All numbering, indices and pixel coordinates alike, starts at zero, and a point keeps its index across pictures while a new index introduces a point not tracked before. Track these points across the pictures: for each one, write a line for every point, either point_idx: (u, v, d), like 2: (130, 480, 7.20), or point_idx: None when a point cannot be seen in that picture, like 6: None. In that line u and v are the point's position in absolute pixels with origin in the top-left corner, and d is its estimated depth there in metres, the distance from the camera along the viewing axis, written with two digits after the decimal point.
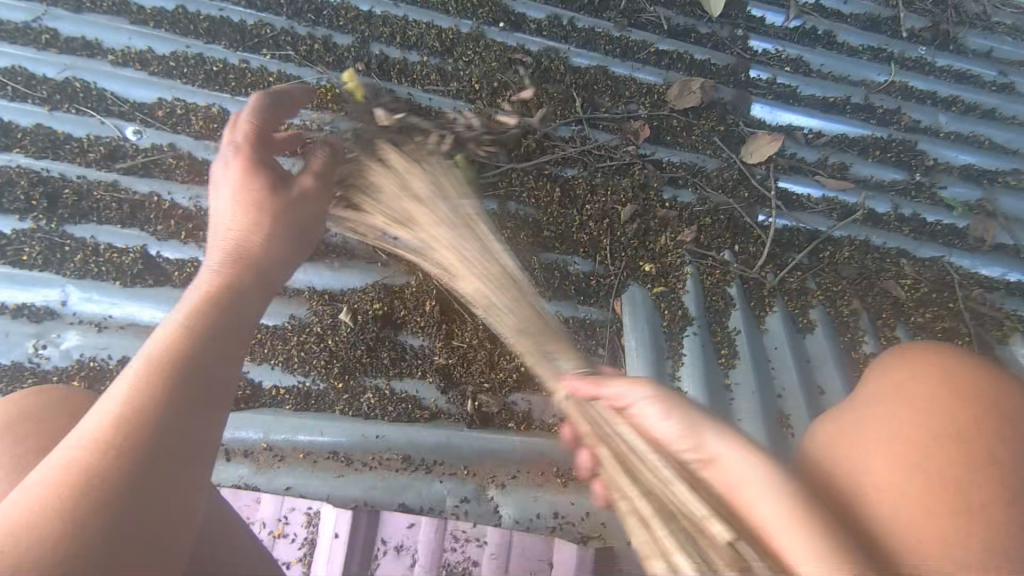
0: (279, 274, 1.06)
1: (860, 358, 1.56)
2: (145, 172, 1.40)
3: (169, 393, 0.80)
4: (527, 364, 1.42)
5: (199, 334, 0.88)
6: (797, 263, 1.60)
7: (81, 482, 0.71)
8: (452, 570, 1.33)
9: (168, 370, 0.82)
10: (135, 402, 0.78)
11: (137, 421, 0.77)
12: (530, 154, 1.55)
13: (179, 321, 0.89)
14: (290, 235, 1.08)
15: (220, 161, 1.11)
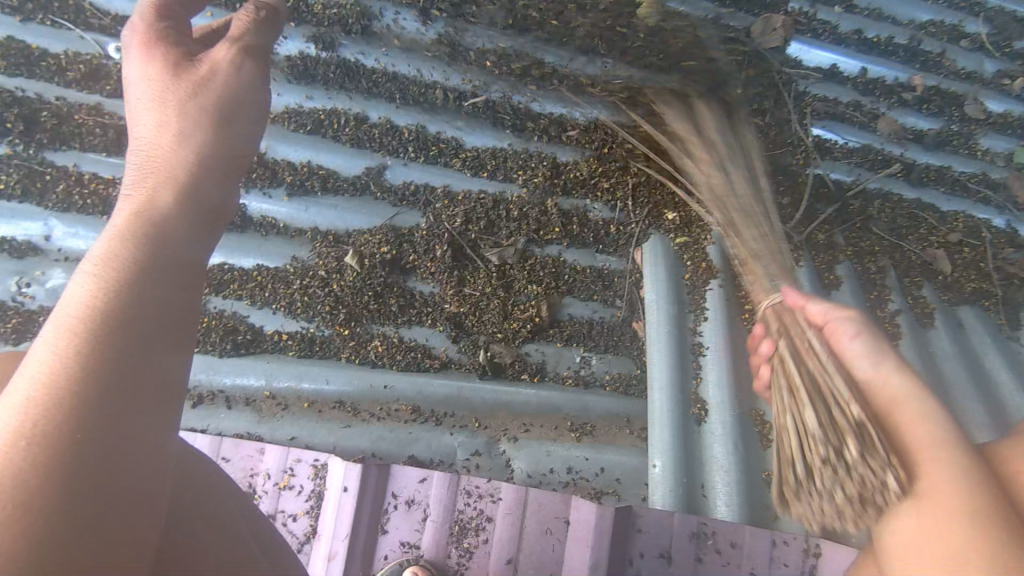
0: (229, 188, 0.95)
1: (886, 316, 1.52)
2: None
3: (105, 344, 0.65)
4: (542, 315, 1.38)
5: (140, 272, 0.73)
6: (824, 216, 1.51)
7: (30, 460, 0.57)
8: (465, 526, 1.25)
9: (105, 311, 0.68)
10: (74, 354, 0.64)
11: (74, 380, 0.62)
12: (547, 91, 1.44)
13: (110, 250, 0.74)
14: (217, 141, 0.94)
15: (127, 59, 0.97)
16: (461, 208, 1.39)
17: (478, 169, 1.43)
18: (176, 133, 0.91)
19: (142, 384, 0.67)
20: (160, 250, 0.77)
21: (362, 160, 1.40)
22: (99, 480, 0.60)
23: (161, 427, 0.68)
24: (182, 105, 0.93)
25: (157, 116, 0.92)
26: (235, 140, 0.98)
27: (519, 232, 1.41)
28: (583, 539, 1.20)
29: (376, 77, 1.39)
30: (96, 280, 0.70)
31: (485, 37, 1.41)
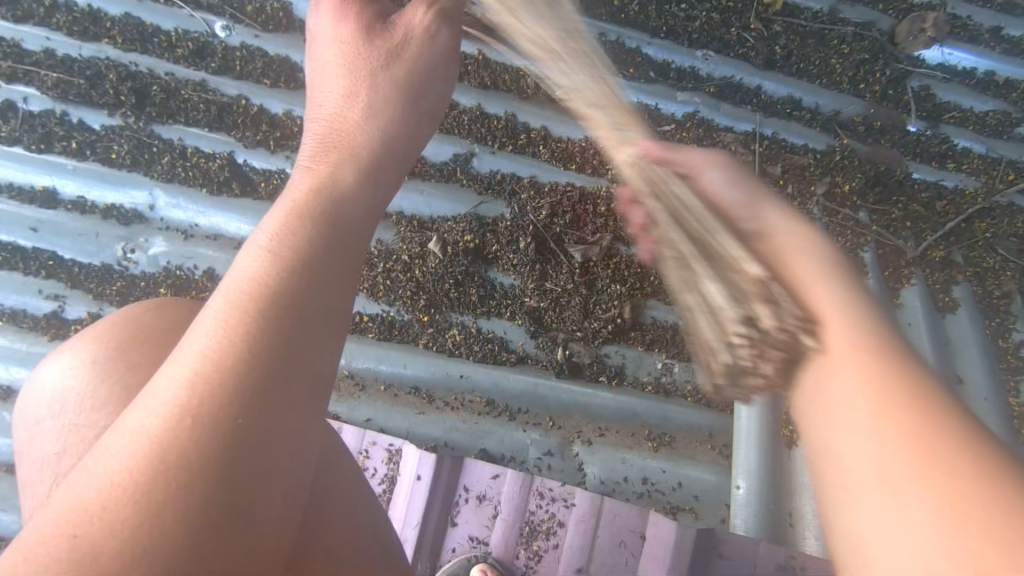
0: (403, 166, 0.88)
1: (1008, 348, 1.37)
2: (234, 74, 1.31)
3: (270, 317, 0.61)
4: (624, 317, 1.32)
5: (305, 243, 0.68)
6: (946, 232, 1.37)
7: (159, 471, 0.52)
8: (535, 529, 1.22)
9: (275, 284, 0.64)
10: (222, 343, 0.59)
11: (240, 352, 0.58)
12: (646, 84, 1.39)
13: (281, 218, 0.71)
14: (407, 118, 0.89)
15: (316, 17, 0.91)
16: (547, 200, 1.35)
17: (567, 161, 1.38)
18: (362, 102, 0.86)
19: (304, 363, 0.62)
20: (329, 221, 0.72)
21: (453, 147, 1.38)
22: (252, 460, 0.55)
23: (313, 407, 0.63)
24: (373, 76, 0.87)
25: (339, 88, 0.88)
26: (417, 117, 0.90)
27: (605, 229, 1.34)
28: (662, 559, 1.15)
29: (471, 64, 1.36)
30: (263, 247, 0.67)
31: (583, 26, 1.36)
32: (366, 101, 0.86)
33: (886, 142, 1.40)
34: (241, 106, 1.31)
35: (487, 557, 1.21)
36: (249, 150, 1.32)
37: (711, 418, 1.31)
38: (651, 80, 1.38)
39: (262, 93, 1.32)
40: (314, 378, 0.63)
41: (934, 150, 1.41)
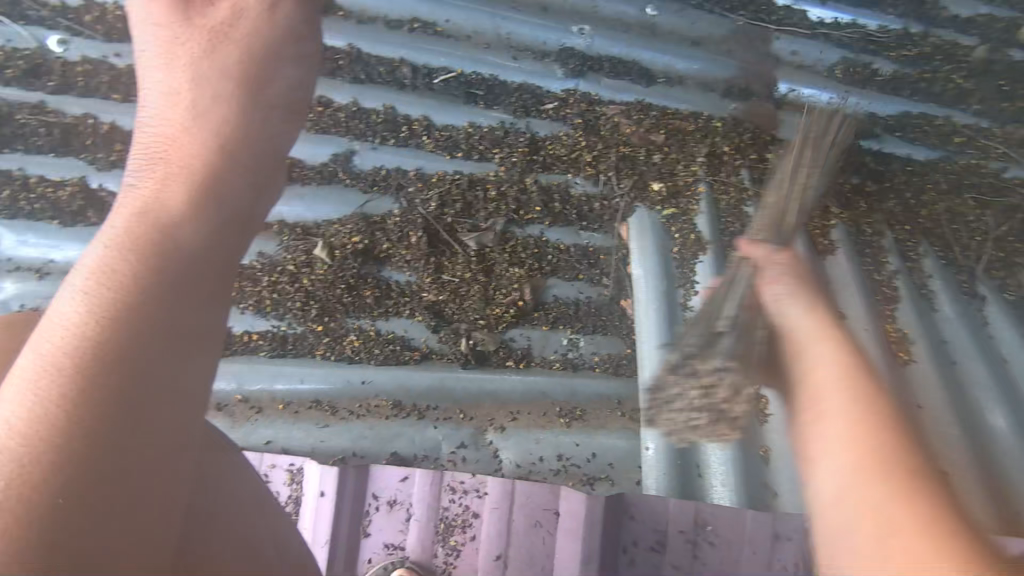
0: (260, 148, 1.02)
1: (883, 280, 1.46)
2: (78, 88, 1.21)
3: (88, 398, 0.61)
4: (525, 300, 1.33)
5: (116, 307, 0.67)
6: (831, 181, 1.44)
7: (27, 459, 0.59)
8: (450, 524, 1.23)
9: (80, 359, 0.63)
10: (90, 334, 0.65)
11: (58, 428, 0.60)
12: (525, 63, 1.39)
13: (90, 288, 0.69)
14: (235, 112, 0.99)
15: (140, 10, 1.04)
16: (435, 191, 1.33)
17: (454, 149, 1.35)
18: (212, 127, 0.96)
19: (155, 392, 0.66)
20: (168, 247, 0.74)
21: (332, 145, 1.33)
22: (98, 530, 0.59)
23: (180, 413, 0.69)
24: (197, 67, 0.99)
25: (169, 106, 0.97)
26: (262, 109, 1.04)
27: (496, 214, 1.34)
28: (571, 530, 1.19)
29: (349, 59, 1.32)
30: (65, 326, 0.66)
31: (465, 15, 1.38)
32: (204, 120, 0.96)
33: (757, 96, 1.48)
34: (89, 126, 1.21)
35: (405, 561, 1.23)
36: (104, 172, 1.23)
37: (619, 386, 1.35)
38: (528, 56, 1.39)
39: (112, 109, 1.22)
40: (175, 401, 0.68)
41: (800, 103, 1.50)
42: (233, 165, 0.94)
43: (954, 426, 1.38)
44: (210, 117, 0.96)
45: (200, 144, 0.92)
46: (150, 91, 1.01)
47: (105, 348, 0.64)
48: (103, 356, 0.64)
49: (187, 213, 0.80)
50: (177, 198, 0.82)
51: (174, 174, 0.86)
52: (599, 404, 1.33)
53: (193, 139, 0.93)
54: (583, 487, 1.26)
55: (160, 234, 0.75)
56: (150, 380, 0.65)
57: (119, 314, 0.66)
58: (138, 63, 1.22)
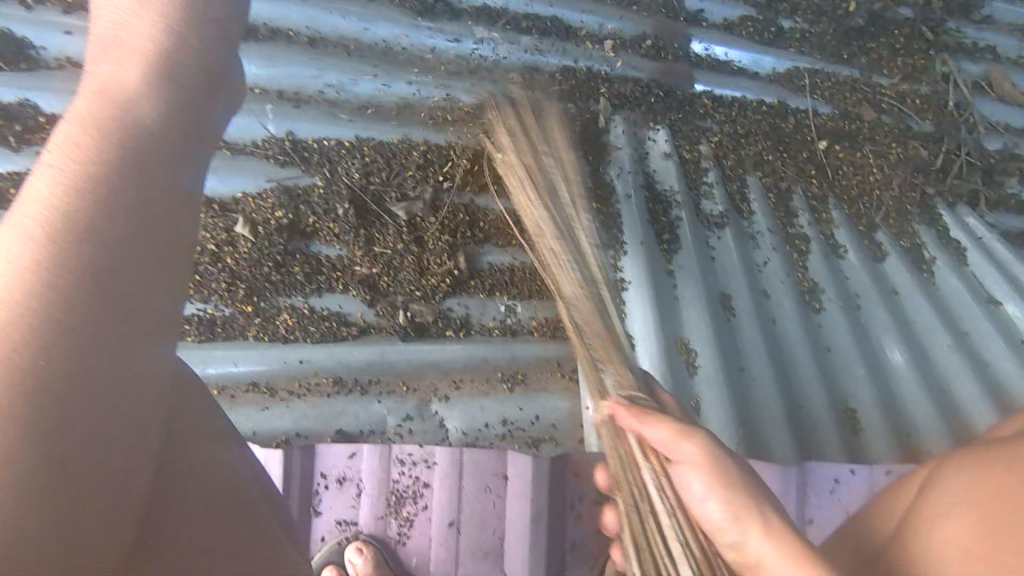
0: (219, 51, 1.01)
1: (796, 234, 1.54)
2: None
3: (63, 331, 0.66)
4: (460, 268, 1.33)
5: (81, 242, 0.71)
6: (743, 139, 1.52)
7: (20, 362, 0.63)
8: (401, 496, 1.26)
9: (46, 282, 0.67)
10: (61, 233, 0.70)
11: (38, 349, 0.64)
12: (447, 25, 1.38)
13: (46, 210, 0.72)
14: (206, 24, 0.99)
15: None
16: (362, 159, 1.31)
17: (373, 113, 1.34)
18: (166, 29, 0.94)
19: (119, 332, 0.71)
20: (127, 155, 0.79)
21: (245, 117, 1.29)
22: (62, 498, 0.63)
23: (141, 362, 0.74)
24: None
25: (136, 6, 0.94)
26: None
27: (425, 181, 1.33)
28: (522, 492, 1.25)
29: (269, 25, 1.31)
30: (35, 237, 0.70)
31: None
32: (152, 23, 0.93)
33: (675, 55, 1.52)
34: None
35: (359, 534, 1.28)
36: None
37: (559, 348, 1.34)
38: (443, 17, 1.38)
39: None
40: (139, 348, 0.74)
41: (717, 63, 1.55)
42: (189, 77, 0.92)
43: (861, 364, 1.47)
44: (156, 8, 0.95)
45: (148, 49, 0.91)
46: (104, 13, 0.96)
47: (70, 272, 0.69)
48: (71, 297, 0.68)
49: (135, 118, 0.82)
50: (126, 114, 0.82)
51: (122, 84, 0.85)
52: (540, 367, 1.33)
53: (142, 44, 0.91)
54: (528, 449, 1.28)
55: (123, 123, 0.81)
56: (112, 322, 0.70)
57: (79, 247, 0.70)
58: (8, 25, 1.19)
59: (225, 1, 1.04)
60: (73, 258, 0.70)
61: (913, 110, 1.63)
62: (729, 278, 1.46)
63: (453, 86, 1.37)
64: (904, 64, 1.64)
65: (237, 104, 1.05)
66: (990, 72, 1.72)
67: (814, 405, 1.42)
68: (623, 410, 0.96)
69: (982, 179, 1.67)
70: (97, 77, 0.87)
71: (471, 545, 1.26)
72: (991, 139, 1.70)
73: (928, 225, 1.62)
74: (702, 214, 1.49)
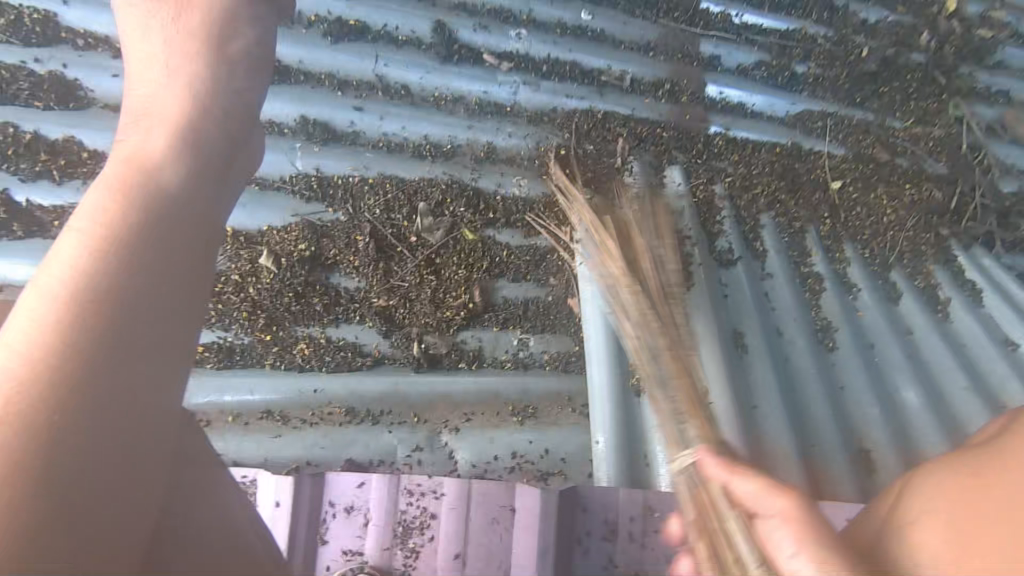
0: (236, 113, 1.16)
1: (811, 274, 1.54)
2: (20, 102, 1.26)
3: (80, 369, 0.74)
4: (475, 301, 1.35)
5: (102, 300, 0.79)
6: (755, 178, 1.55)
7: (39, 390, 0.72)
8: (409, 526, 1.24)
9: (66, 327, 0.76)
10: (84, 285, 0.79)
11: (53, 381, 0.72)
12: (469, 69, 1.45)
13: (75, 266, 0.81)
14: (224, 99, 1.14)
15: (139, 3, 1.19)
16: (383, 195, 1.36)
17: (394, 152, 1.40)
18: (193, 103, 1.11)
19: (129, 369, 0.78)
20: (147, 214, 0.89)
21: (274, 154, 1.36)
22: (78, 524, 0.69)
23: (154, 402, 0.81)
24: (186, 42, 1.16)
25: (167, 80, 1.12)
26: (228, 69, 1.18)
27: (444, 217, 1.37)
28: (530, 525, 1.21)
29: (300, 70, 1.38)
30: (60, 293, 0.78)
31: (410, 25, 1.43)
32: (179, 93, 1.11)
33: (687, 98, 1.57)
34: (27, 139, 1.26)
35: (364, 566, 1.23)
36: (28, 184, 1.26)
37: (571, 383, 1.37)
38: (465, 62, 1.45)
39: (36, 117, 1.27)
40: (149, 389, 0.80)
41: (729, 106, 1.59)
42: (210, 149, 1.06)
43: (878, 404, 1.45)
44: (182, 82, 1.13)
45: (177, 122, 1.06)
46: (140, 83, 1.13)
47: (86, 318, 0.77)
48: (84, 339, 0.76)
49: (159, 183, 0.94)
50: (153, 180, 0.94)
51: (150, 153, 0.98)
52: (551, 400, 1.35)
53: (172, 116, 1.07)
54: (537, 483, 1.29)
55: (147, 185, 0.93)
56: (128, 370, 0.77)
57: (101, 303, 0.78)
58: (59, 68, 1.28)
59: (247, 72, 1.21)
60: (94, 315, 0.78)
61: (926, 153, 1.63)
62: (743, 316, 1.46)
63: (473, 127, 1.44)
64: (918, 107, 1.65)
65: (253, 162, 1.18)
66: (1004, 116, 1.72)
67: (827, 446, 1.40)
68: (710, 460, 1.04)
69: (998, 221, 1.65)
70: (127, 147, 1.00)
71: None
72: (1008, 182, 1.71)
73: (945, 266, 1.61)
74: (716, 253, 1.51)
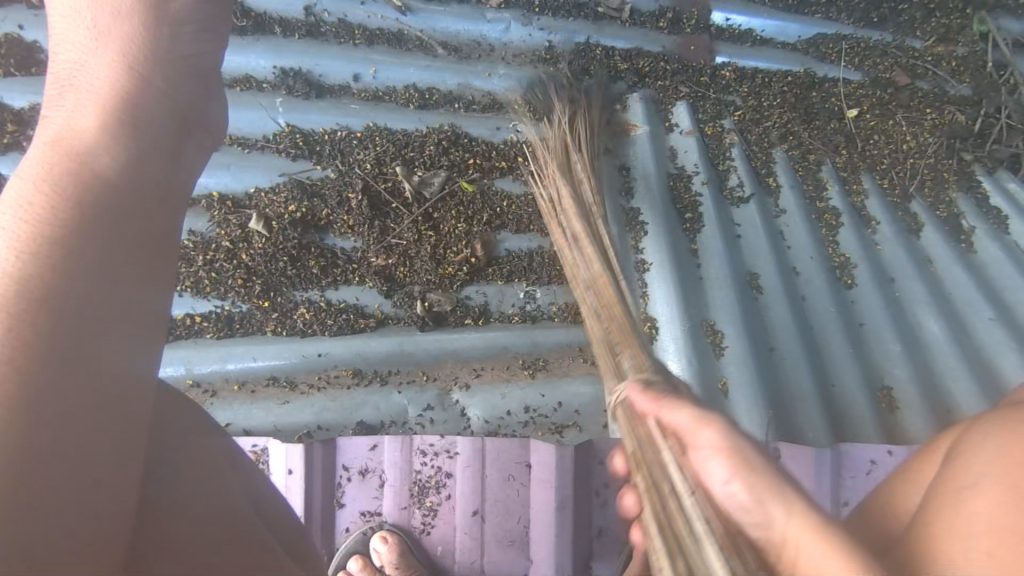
0: (188, 74, 0.98)
1: (825, 208, 1.48)
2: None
3: (25, 362, 0.64)
4: (477, 255, 1.30)
5: (40, 306, 0.68)
6: (765, 108, 1.47)
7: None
8: (424, 486, 1.24)
9: (5, 334, 0.65)
10: (23, 272, 0.69)
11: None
12: (456, 7, 1.35)
13: (1, 276, 0.69)
14: (175, 64, 0.96)
15: None
16: (374, 149, 1.29)
17: (384, 103, 1.32)
18: (127, 72, 0.91)
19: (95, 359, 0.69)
20: (88, 183, 0.78)
21: (257, 112, 1.28)
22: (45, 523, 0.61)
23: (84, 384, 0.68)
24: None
25: (94, 40, 0.92)
26: (174, 24, 0.97)
27: (438, 168, 1.31)
28: (546, 479, 1.20)
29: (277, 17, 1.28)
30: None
31: None
32: (111, 60, 0.91)
33: (693, 28, 1.46)
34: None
35: (384, 524, 1.26)
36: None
37: (580, 333, 1.33)
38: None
39: None
40: (77, 399, 0.67)
41: (736, 34, 1.50)
42: (152, 116, 0.90)
43: (897, 338, 1.41)
44: (116, 36, 0.93)
45: (107, 95, 0.88)
46: (62, 53, 0.94)
47: (33, 308, 0.67)
48: (26, 350, 0.65)
49: (94, 162, 0.80)
50: (86, 166, 0.79)
51: (77, 129, 0.83)
52: (561, 352, 1.32)
53: (103, 91, 0.88)
54: (551, 436, 1.27)
55: (79, 160, 0.79)
56: (73, 379, 0.67)
57: (37, 313, 0.67)
58: (16, 30, 1.19)
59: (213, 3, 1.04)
60: (27, 324, 0.66)
61: (948, 73, 1.53)
62: (755, 255, 1.41)
63: (464, 73, 1.36)
64: (939, 25, 1.54)
65: (214, 132, 1.04)
66: None
67: (846, 386, 1.37)
68: (638, 393, 0.83)
69: None
70: (52, 124, 0.84)
71: (498, 533, 1.23)
72: None
73: (967, 194, 1.54)
74: (726, 191, 1.45)
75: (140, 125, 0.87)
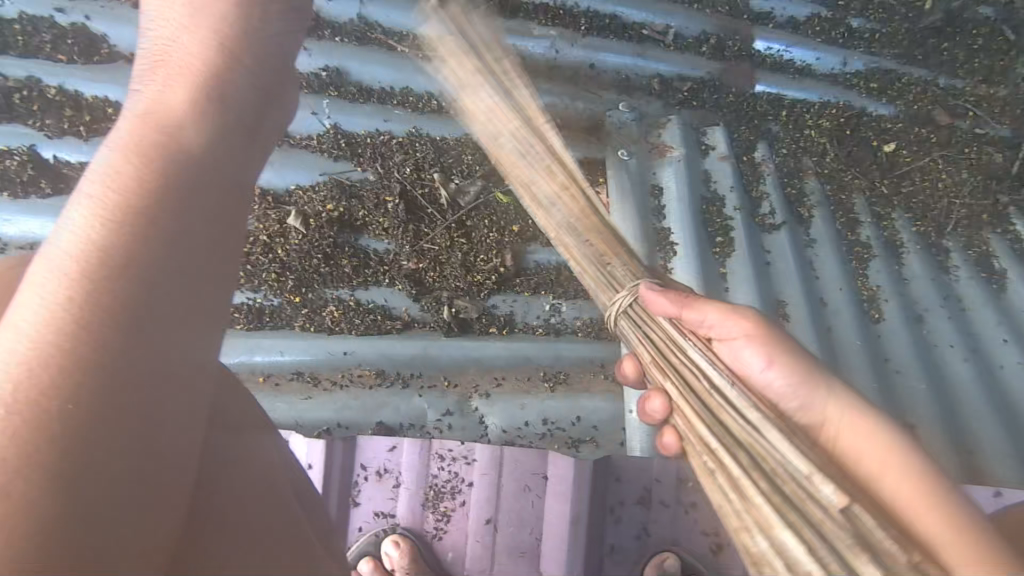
0: (282, 60, 0.94)
1: (857, 242, 1.47)
2: (43, 56, 1.24)
3: (99, 342, 0.59)
4: (506, 266, 1.31)
5: (117, 269, 0.62)
6: (799, 138, 1.48)
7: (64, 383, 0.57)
8: (440, 491, 1.28)
9: (87, 309, 0.60)
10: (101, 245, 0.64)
11: (72, 367, 0.58)
12: (501, 20, 1.36)
13: (78, 247, 0.64)
14: (268, 48, 0.91)
15: None
16: (412, 155, 1.32)
17: (425, 110, 1.34)
18: (215, 49, 0.86)
19: (165, 354, 0.63)
20: (171, 156, 0.71)
21: (301, 111, 1.31)
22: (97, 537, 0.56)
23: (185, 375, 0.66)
24: None
25: (187, 13, 0.89)
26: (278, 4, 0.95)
27: (473, 177, 1.32)
28: (561, 493, 1.25)
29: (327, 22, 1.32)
30: (60, 281, 0.62)
31: None
32: (204, 35, 0.87)
33: (734, 54, 1.47)
34: (52, 93, 1.24)
35: (397, 527, 1.29)
36: (54, 141, 1.25)
37: (604, 349, 1.33)
38: (501, 14, 1.36)
39: (60, 71, 1.24)
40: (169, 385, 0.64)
41: (777, 62, 1.49)
42: (239, 102, 0.83)
43: (923, 378, 1.39)
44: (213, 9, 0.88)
45: (197, 67, 0.83)
46: (150, 28, 0.92)
47: (111, 274, 0.62)
48: (103, 324, 0.60)
49: (180, 140, 0.74)
50: (171, 140, 0.73)
51: (169, 103, 0.77)
52: (583, 367, 1.32)
53: (192, 64, 0.83)
54: (568, 449, 1.27)
55: (168, 134, 0.74)
56: (161, 364, 0.63)
57: (109, 289, 0.62)
58: (83, 21, 1.25)
59: None
60: (98, 307, 0.60)
61: (987, 115, 1.52)
62: (784, 283, 1.41)
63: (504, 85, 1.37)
64: (982, 66, 1.53)
65: (289, 116, 0.96)
66: None
67: None
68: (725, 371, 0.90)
69: None
70: (140, 96, 0.79)
71: (509, 543, 1.27)
72: None
73: (1000, 237, 1.52)
74: (758, 218, 1.44)
75: (225, 103, 0.81)
